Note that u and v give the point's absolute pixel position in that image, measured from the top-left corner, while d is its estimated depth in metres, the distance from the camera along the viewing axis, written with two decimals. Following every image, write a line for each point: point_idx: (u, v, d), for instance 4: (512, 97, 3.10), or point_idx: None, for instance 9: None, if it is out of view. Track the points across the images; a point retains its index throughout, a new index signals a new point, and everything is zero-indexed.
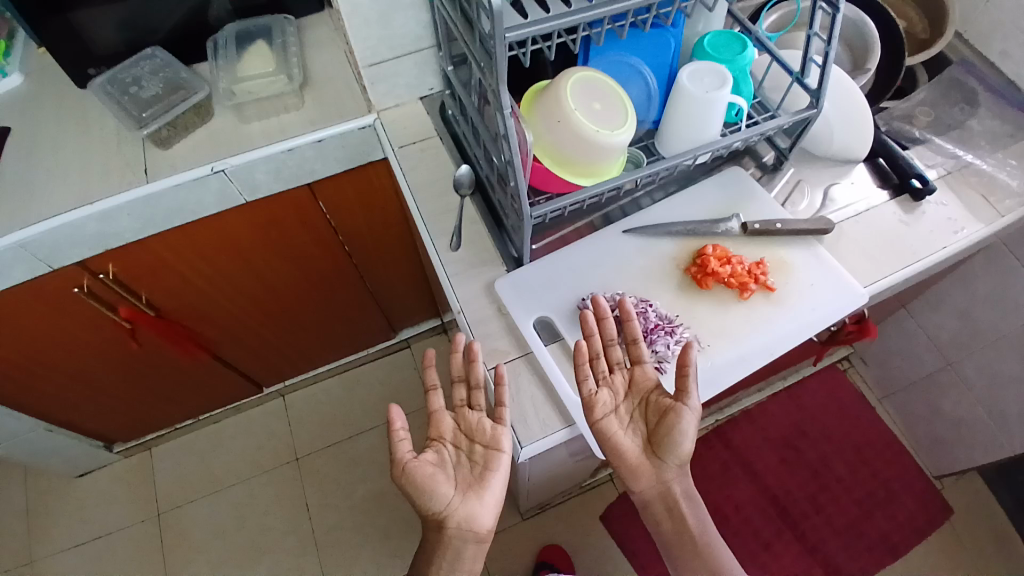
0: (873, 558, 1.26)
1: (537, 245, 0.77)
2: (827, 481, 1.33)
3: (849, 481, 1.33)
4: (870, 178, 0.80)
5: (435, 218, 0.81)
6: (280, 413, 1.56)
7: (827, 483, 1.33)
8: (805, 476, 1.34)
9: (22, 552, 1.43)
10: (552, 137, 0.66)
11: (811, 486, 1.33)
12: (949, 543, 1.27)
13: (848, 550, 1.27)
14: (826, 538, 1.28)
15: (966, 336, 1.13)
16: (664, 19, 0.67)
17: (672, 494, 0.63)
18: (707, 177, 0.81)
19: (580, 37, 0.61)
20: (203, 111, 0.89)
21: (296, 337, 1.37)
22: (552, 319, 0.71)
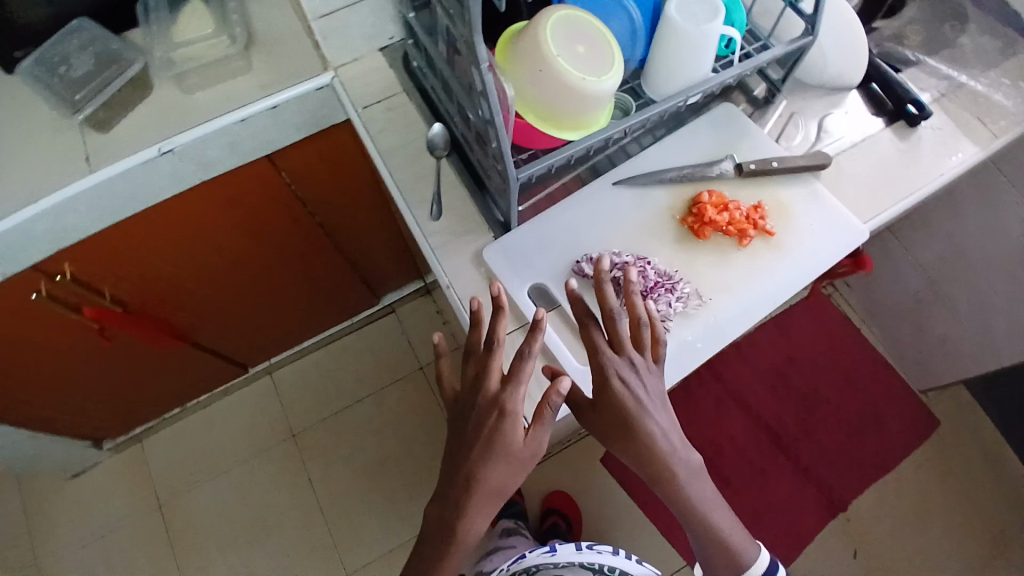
0: (865, 475, 1.31)
1: (525, 205, 0.73)
2: (818, 406, 1.36)
3: (838, 403, 1.36)
4: (864, 106, 0.77)
5: (410, 183, 0.75)
6: (269, 391, 1.52)
7: (818, 407, 1.36)
8: (797, 403, 1.36)
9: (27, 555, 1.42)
10: (535, 90, 0.60)
11: (803, 412, 1.36)
12: (936, 454, 1.32)
13: (842, 470, 1.31)
14: (820, 460, 1.32)
15: (951, 256, 1.14)
16: None
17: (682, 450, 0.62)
18: (697, 117, 0.76)
19: None
20: (141, 85, 0.82)
21: (276, 314, 1.32)
22: (547, 285, 0.69)
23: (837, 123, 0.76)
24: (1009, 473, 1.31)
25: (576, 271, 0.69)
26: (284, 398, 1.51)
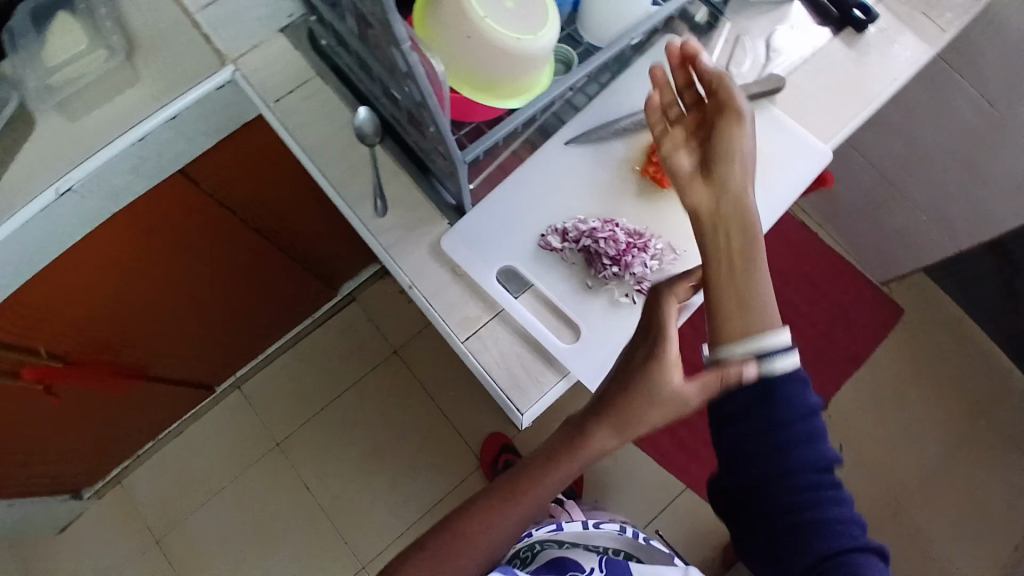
0: (842, 372, 1.35)
1: (476, 183, 0.67)
2: (789, 316, 1.38)
3: (807, 309, 1.38)
4: (809, 18, 0.74)
5: (347, 179, 0.68)
6: (243, 405, 1.45)
7: (790, 316, 1.38)
8: None
9: None
10: (466, 59, 0.54)
11: None
12: (906, 340, 1.37)
13: (822, 372, 1.34)
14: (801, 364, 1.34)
15: (899, 149, 1.14)
16: None
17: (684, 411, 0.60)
18: (641, 55, 0.71)
19: None
20: (21, 126, 0.70)
21: (232, 328, 1.24)
22: (515, 266, 0.64)
23: (785, 40, 0.72)
24: (975, 345, 1.37)
25: (543, 245, 0.64)
26: (260, 409, 1.45)
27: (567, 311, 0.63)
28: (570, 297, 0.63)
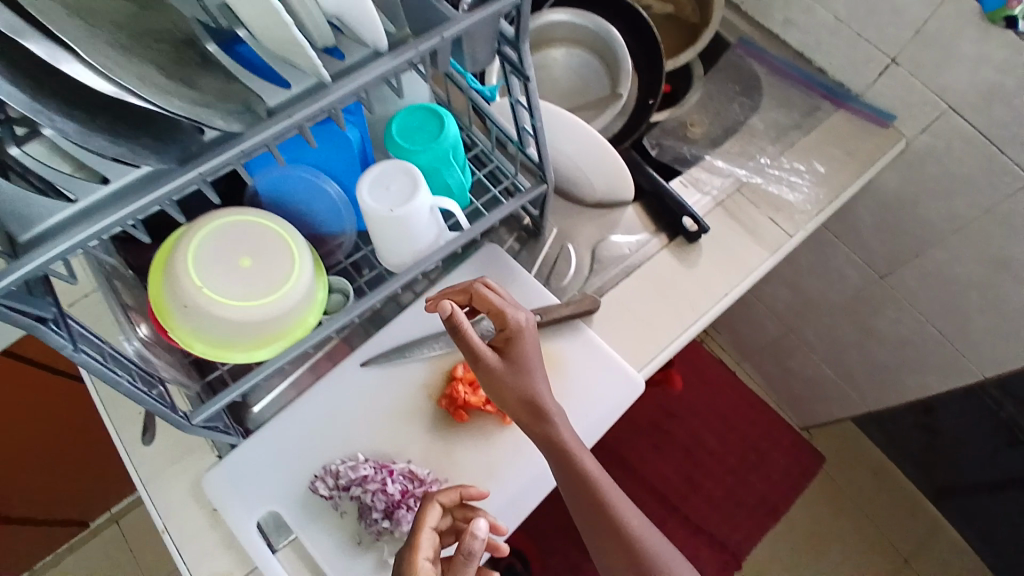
0: (755, 523, 1.18)
1: (260, 406, 0.62)
2: (701, 457, 1.21)
3: (721, 451, 1.22)
4: (640, 223, 0.70)
5: (116, 398, 0.62)
6: (116, 543, 1.35)
7: (701, 458, 1.21)
8: (678, 458, 1.20)
9: None
10: (196, 321, 0.49)
11: (685, 467, 1.20)
12: (827, 488, 1.31)
13: (729, 522, 1.17)
14: (709, 516, 1.16)
15: (798, 305, 1.11)
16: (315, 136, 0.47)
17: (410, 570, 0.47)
18: (459, 264, 0.67)
19: (141, 226, 0.42)
20: None
21: (97, 473, 1.16)
22: (281, 510, 0.58)
23: (610, 250, 0.69)
24: (901, 496, 1.30)
25: (312, 490, 0.58)
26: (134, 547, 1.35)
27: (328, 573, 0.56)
28: (334, 554, 0.57)
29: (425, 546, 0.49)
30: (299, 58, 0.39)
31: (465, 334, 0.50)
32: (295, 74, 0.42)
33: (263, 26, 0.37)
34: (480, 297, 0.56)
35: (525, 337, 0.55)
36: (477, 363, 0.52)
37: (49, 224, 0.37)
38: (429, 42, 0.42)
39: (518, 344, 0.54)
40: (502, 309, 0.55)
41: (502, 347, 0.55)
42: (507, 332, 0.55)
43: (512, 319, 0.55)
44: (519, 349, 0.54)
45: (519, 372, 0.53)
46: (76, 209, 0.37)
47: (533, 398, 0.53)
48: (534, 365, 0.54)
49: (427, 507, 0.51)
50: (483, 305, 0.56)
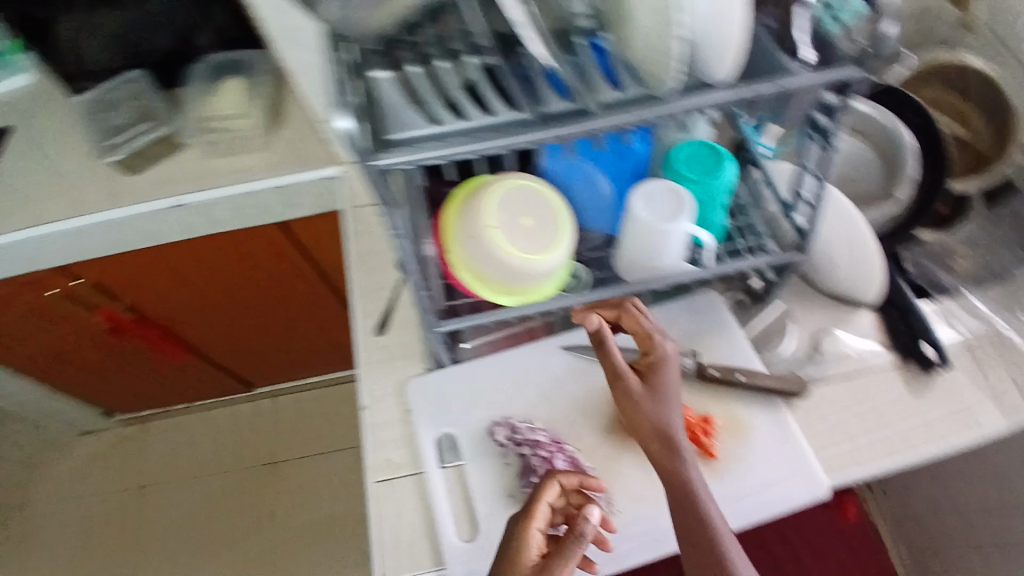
0: None
1: (472, 343, 0.71)
2: None
3: None
4: (876, 333, 0.68)
5: (367, 293, 0.74)
6: (266, 413, 1.57)
7: None
8: None
9: (11, 496, 1.54)
10: (471, 253, 0.57)
11: None
12: None
13: None
14: None
15: (998, 498, 0.97)
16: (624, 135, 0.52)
17: (523, 533, 0.53)
18: (680, 298, 0.70)
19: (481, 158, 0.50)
20: (173, 144, 0.86)
21: (281, 350, 1.36)
22: (456, 436, 0.66)
23: (835, 344, 0.68)
24: None
25: (489, 433, 0.66)
26: (277, 425, 1.56)
27: (476, 506, 0.63)
28: (487, 493, 0.63)
29: (540, 516, 0.54)
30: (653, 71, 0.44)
31: (610, 353, 0.59)
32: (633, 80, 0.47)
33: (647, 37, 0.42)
34: (633, 321, 0.63)
35: (667, 368, 0.60)
36: (618, 381, 0.60)
37: (421, 130, 0.46)
38: (767, 87, 0.44)
39: (660, 373, 0.60)
40: (649, 337, 0.62)
41: (645, 371, 0.61)
42: (651, 359, 0.61)
43: (658, 348, 0.61)
44: (660, 377, 0.60)
45: (655, 402, 0.58)
46: (440, 129, 0.46)
47: (666, 429, 0.56)
48: (669, 395, 0.58)
49: (546, 485, 0.55)
50: (633, 329, 0.63)
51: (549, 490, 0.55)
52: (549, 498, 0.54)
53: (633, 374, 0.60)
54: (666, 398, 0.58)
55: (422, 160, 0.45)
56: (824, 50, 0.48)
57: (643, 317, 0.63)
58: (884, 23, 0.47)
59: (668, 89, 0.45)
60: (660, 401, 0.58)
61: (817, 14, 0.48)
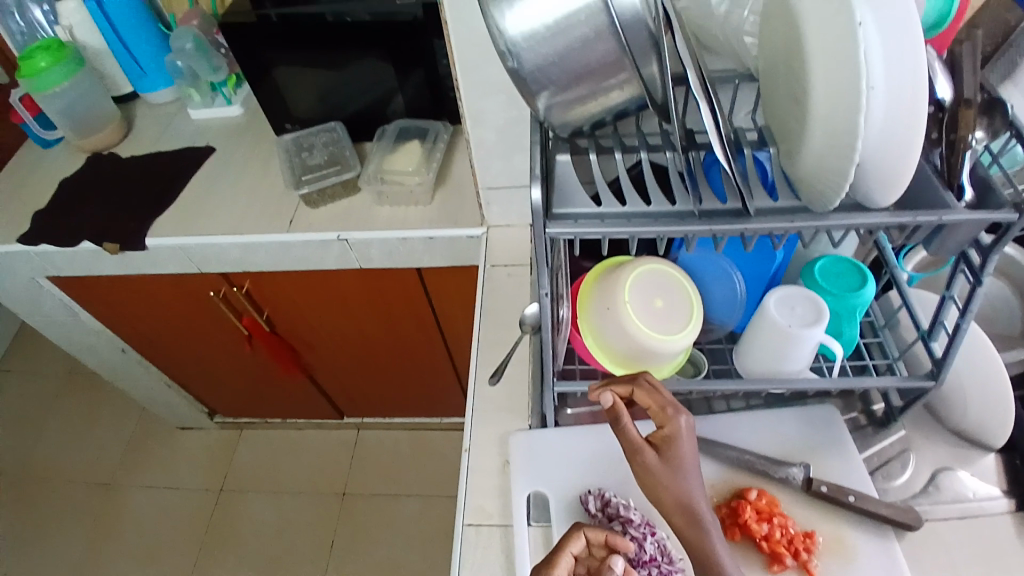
0: None
1: (578, 409, 0.75)
2: None
3: None
4: (997, 477, 0.64)
5: (489, 344, 0.81)
6: (348, 444, 1.65)
7: None
8: None
9: (113, 471, 1.69)
10: (599, 322, 0.62)
11: None
12: None
13: None
14: None
15: None
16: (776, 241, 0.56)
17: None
18: (794, 406, 0.71)
19: (638, 243, 0.55)
20: (350, 186, 1.01)
21: (380, 388, 1.45)
22: (548, 496, 0.68)
23: (952, 484, 0.64)
24: None
25: (582, 502, 0.66)
26: (355, 458, 1.63)
27: None
28: None
29: (561, 565, 0.55)
30: (810, 189, 0.48)
31: (625, 431, 0.55)
32: (788, 193, 0.52)
33: (815, 160, 0.46)
34: (641, 392, 0.56)
35: (682, 444, 0.54)
36: (633, 459, 0.55)
37: (589, 207, 0.53)
38: (926, 218, 0.47)
39: (676, 446, 0.54)
40: (656, 413, 0.56)
41: (658, 445, 0.55)
42: (664, 433, 0.55)
43: (672, 421, 0.55)
44: (675, 451, 0.54)
45: (670, 482, 0.53)
46: (605, 209, 0.53)
47: (687, 502, 0.52)
48: (685, 474, 0.53)
49: (570, 536, 0.57)
50: (641, 397, 0.57)
51: (571, 541, 0.56)
52: (571, 548, 0.56)
53: (648, 449, 0.54)
54: (681, 479, 0.53)
55: (586, 233, 0.51)
56: (985, 193, 0.49)
57: (659, 388, 0.57)
58: None
59: (829, 208, 0.48)
60: (678, 482, 0.53)
61: (977, 157, 0.51)
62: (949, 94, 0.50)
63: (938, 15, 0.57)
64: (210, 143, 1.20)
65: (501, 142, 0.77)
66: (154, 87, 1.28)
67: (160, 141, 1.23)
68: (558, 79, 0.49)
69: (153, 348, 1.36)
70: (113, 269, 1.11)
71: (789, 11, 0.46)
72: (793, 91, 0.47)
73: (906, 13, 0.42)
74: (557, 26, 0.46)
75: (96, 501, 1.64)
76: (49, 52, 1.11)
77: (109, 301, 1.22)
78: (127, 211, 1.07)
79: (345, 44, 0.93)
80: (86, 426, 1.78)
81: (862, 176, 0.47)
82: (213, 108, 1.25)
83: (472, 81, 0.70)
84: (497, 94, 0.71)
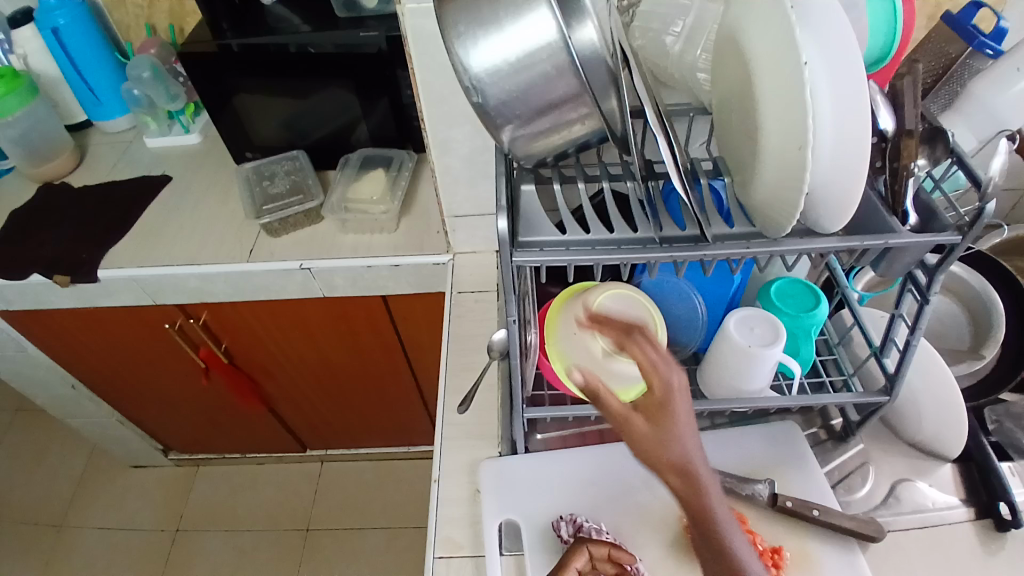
0: None
1: (547, 434, 0.75)
2: None
3: None
4: (955, 487, 0.68)
5: (456, 371, 0.81)
6: (312, 477, 1.61)
7: None
8: None
9: (57, 515, 1.58)
10: (566, 347, 0.63)
11: None
12: None
13: None
14: None
15: None
16: (735, 266, 0.58)
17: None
18: (756, 424, 0.73)
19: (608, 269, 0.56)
20: (313, 215, 1.01)
21: (346, 418, 1.41)
22: (519, 524, 0.67)
23: (914, 494, 0.67)
24: None
25: (554, 529, 0.66)
26: (319, 492, 1.58)
27: None
28: None
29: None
30: (766, 216, 0.51)
31: (609, 393, 0.50)
32: (743, 220, 0.54)
33: (768, 188, 0.49)
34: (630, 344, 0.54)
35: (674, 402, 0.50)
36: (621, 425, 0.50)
37: (554, 236, 0.54)
38: (873, 242, 0.50)
39: (667, 408, 0.49)
40: (648, 372, 0.51)
41: (648, 407, 0.50)
42: (654, 393, 0.50)
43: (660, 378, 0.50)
44: (667, 412, 0.49)
45: (664, 444, 0.49)
46: (569, 236, 0.54)
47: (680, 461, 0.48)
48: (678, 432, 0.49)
49: (575, 551, 0.60)
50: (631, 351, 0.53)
51: (576, 555, 0.60)
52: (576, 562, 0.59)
53: (635, 414, 0.49)
54: (675, 443, 0.49)
55: (553, 260, 0.52)
56: (928, 218, 0.53)
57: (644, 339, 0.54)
58: (986, 199, 0.49)
59: (783, 234, 0.50)
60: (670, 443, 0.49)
61: (920, 184, 0.54)
62: (892, 126, 0.53)
63: (879, 53, 0.61)
64: (167, 172, 1.18)
65: (466, 171, 0.78)
66: (110, 116, 1.25)
67: (113, 170, 1.19)
68: (522, 113, 0.50)
69: (102, 383, 1.30)
70: (60, 302, 1.06)
71: (739, 51, 0.48)
72: (746, 124, 0.50)
73: (848, 55, 0.45)
74: (521, 63, 0.47)
75: (38, 547, 1.53)
76: (3, 80, 1.06)
77: (57, 334, 1.17)
78: (77, 241, 1.04)
79: (308, 73, 0.93)
80: (27, 467, 1.68)
81: (812, 203, 0.50)
82: (170, 136, 1.23)
83: (436, 111, 0.71)
84: (462, 124, 0.73)
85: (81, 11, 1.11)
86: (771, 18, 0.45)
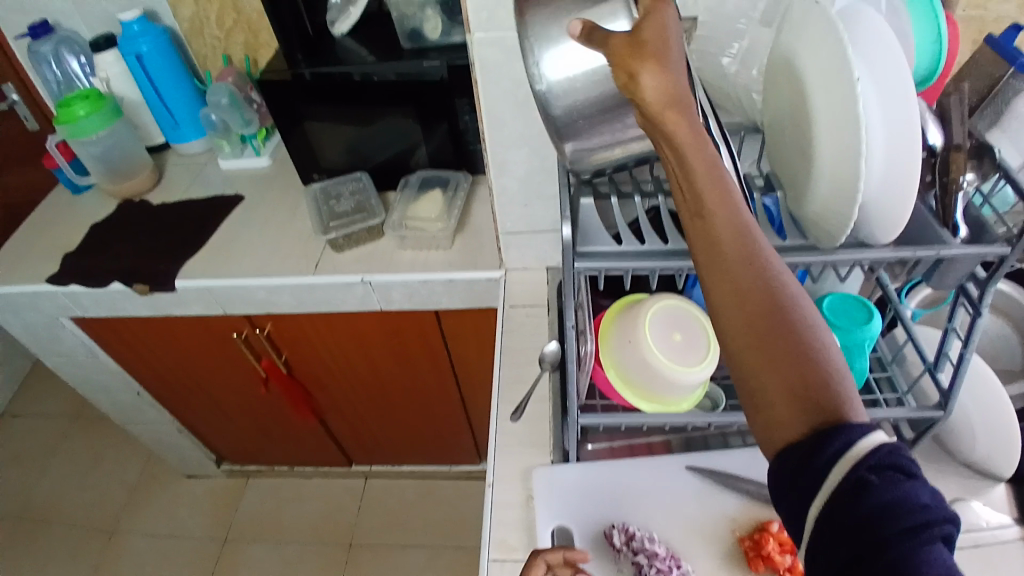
0: None
1: (597, 445, 0.76)
2: None
3: None
4: (1013, 508, 0.66)
5: (509, 382, 0.83)
6: (356, 491, 1.64)
7: None
8: None
9: (113, 519, 1.66)
10: (620, 355, 0.65)
11: None
12: None
13: None
14: None
15: None
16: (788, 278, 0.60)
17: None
18: None
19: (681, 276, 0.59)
20: (375, 232, 1.06)
21: (391, 433, 1.45)
22: (571, 530, 0.68)
23: (969, 515, 0.65)
24: None
25: (606, 536, 0.66)
26: (362, 507, 1.61)
27: None
28: None
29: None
30: (820, 228, 0.53)
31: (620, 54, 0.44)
32: (796, 232, 0.56)
33: (822, 201, 0.51)
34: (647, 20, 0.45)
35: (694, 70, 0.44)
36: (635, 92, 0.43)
37: (610, 244, 0.57)
38: (926, 252, 0.51)
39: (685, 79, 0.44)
40: (706, 190, 0.43)
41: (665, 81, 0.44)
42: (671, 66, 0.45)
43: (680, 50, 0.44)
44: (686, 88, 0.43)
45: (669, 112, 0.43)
46: (625, 245, 0.57)
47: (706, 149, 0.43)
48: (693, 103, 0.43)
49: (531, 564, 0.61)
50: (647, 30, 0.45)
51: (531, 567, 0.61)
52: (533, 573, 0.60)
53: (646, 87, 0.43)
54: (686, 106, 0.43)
55: (614, 267, 0.55)
56: (977, 231, 0.53)
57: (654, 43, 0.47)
58: None
59: (836, 245, 0.52)
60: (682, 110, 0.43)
61: (970, 198, 0.55)
62: (941, 140, 0.55)
63: (926, 72, 0.63)
64: (237, 192, 1.26)
65: (521, 191, 0.82)
66: (187, 138, 1.35)
67: (189, 190, 1.29)
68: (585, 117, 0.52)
69: (165, 390, 1.38)
70: (136, 310, 1.14)
71: (793, 72, 0.51)
72: (801, 141, 0.52)
73: (901, 77, 0.47)
74: (586, 82, 0.50)
75: (95, 549, 1.60)
76: (88, 101, 1.17)
77: (129, 341, 1.25)
78: (156, 254, 1.12)
79: (373, 101, 1.00)
80: (87, 472, 1.76)
81: (865, 215, 0.52)
82: (242, 160, 1.31)
83: (496, 134, 0.75)
84: (520, 146, 0.77)
85: (164, 41, 1.22)
86: (826, 43, 0.48)
